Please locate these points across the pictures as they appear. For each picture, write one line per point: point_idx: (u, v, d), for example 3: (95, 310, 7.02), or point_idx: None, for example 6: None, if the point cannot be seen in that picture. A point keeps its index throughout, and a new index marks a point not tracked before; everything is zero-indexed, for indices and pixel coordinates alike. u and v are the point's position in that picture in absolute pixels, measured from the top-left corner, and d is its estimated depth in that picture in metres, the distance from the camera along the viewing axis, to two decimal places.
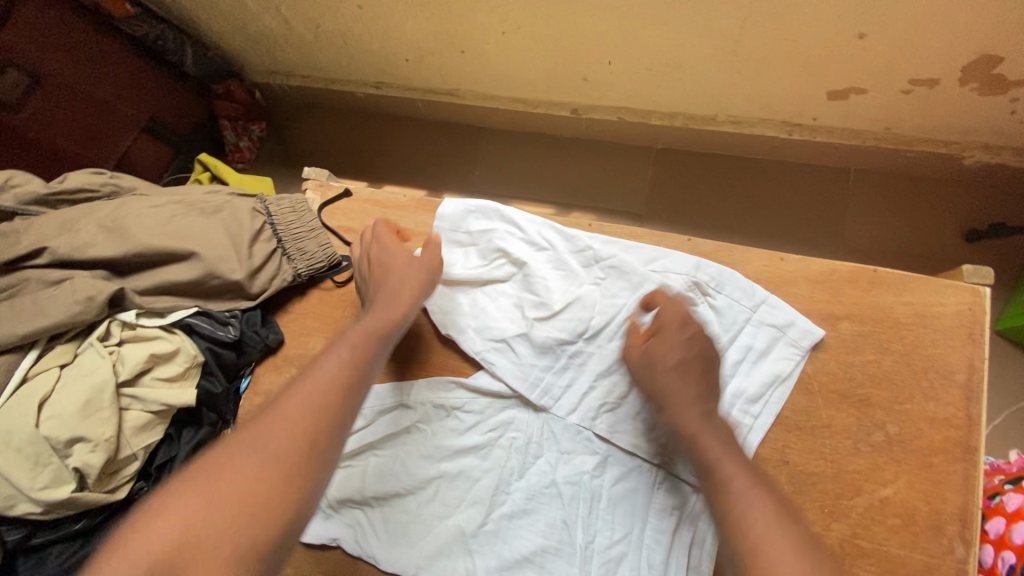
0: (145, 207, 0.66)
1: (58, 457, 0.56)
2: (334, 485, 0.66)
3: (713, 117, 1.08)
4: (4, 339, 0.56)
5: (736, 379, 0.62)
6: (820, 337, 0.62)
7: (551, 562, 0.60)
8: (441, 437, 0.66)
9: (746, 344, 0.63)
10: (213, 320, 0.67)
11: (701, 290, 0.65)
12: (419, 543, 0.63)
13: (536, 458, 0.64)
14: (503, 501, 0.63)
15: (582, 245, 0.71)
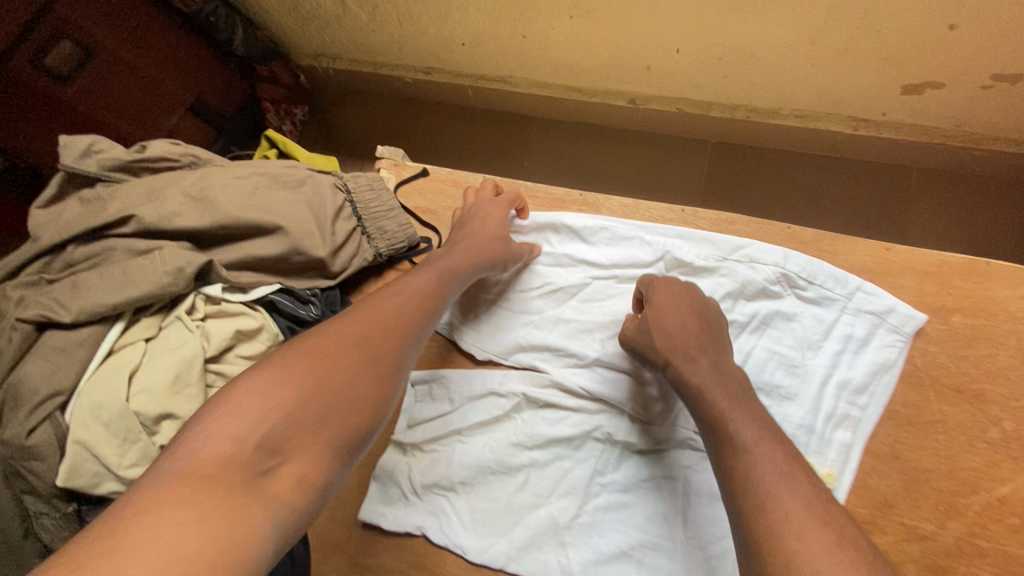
0: (228, 178, 0.64)
1: (147, 434, 0.53)
2: (419, 469, 0.64)
3: (777, 110, 1.06)
4: (93, 309, 0.53)
5: (841, 370, 0.60)
6: (923, 321, 0.60)
7: (650, 557, 0.57)
8: (533, 426, 0.64)
9: (846, 333, 0.61)
10: (294, 298, 0.65)
11: (790, 282, 0.64)
12: (508, 533, 0.60)
13: (631, 451, 0.62)
14: (597, 492, 0.61)
15: (650, 247, 0.68)
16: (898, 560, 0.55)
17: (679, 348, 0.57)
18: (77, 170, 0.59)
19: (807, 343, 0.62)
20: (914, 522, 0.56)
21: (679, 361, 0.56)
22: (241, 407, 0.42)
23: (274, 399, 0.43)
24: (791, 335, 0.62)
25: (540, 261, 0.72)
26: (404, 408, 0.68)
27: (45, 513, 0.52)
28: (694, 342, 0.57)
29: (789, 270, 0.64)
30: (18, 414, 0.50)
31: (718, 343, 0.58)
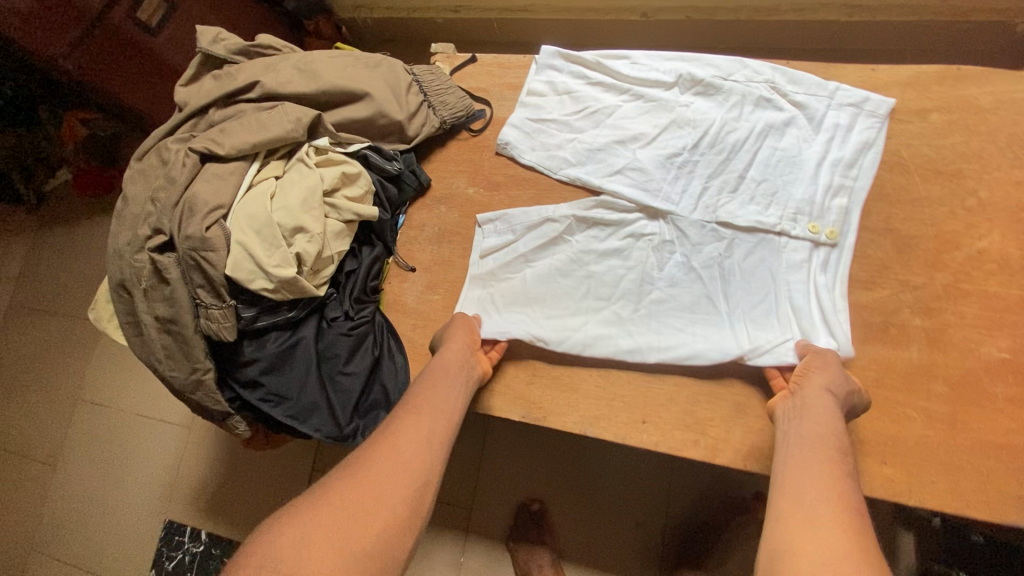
0: (324, 57, 0.78)
1: (285, 242, 0.68)
2: (499, 291, 0.78)
3: (777, 7, 1.17)
4: (240, 146, 0.68)
5: (830, 152, 0.72)
6: (893, 105, 0.72)
7: (703, 329, 0.71)
8: (586, 244, 0.77)
9: (834, 123, 0.73)
10: (382, 156, 0.80)
11: (780, 91, 0.76)
12: (583, 330, 0.73)
13: (672, 254, 0.75)
14: (650, 291, 0.74)
15: (677, 74, 0.80)
16: (895, 307, 0.68)
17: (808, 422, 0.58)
18: (210, 52, 0.74)
19: (804, 138, 0.73)
20: (907, 277, 0.68)
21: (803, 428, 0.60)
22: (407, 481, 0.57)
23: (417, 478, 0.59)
24: (793, 136, 0.74)
25: (586, 95, 0.83)
26: (476, 242, 0.82)
27: (213, 305, 0.68)
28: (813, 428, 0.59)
29: (773, 80, 0.76)
30: (195, 217, 0.65)
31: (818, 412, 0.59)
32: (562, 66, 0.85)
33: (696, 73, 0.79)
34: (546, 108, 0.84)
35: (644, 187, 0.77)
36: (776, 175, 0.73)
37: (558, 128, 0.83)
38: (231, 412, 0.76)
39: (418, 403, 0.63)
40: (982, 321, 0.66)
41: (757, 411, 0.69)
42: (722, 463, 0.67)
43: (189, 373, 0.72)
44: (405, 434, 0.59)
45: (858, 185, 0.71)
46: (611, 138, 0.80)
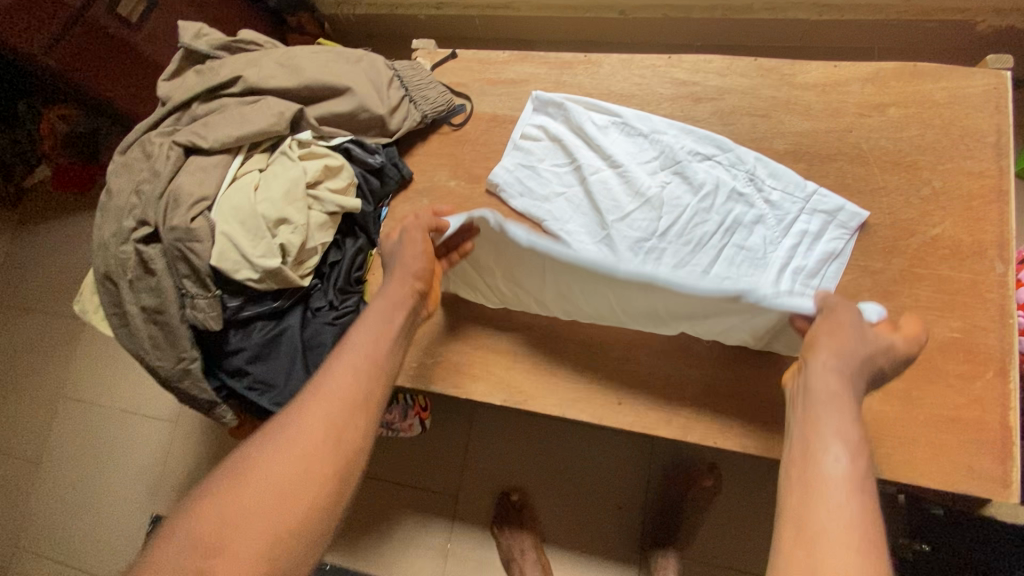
0: (305, 52, 0.80)
1: (270, 232, 0.70)
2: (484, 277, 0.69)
3: (749, 6, 1.21)
4: (225, 139, 0.70)
5: (794, 260, 0.72)
6: (866, 218, 0.72)
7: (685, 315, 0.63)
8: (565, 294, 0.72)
9: (803, 229, 0.73)
10: (364, 149, 0.82)
11: (757, 184, 0.76)
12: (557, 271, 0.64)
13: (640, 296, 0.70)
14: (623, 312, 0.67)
15: (659, 150, 0.79)
16: (855, 291, 0.71)
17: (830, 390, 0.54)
18: (192, 47, 0.75)
19: (771, 240, 0.74)
20: (866, 263, 0.72)
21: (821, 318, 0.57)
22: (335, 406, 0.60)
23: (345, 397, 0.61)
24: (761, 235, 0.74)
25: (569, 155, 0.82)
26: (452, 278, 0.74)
27: (199, 294, 0.69)
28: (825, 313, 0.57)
29: (754, 171, 0.76)
30: (181, 208, 0.66)
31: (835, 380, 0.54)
32: (557, 112, 0.84)
33: (677, 152, 0.78)
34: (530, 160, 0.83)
35: (610, 266, 0.77)
36: (740, 273, 0.73)
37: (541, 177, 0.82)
38: (217, 401, 0.77)
39: (353, 353, 0.64)
40: (935, 303, 0.69)
41: (728, 391, 0.73)
42: (694, 440, 0.72)
43: (175, 362, 0.73)
44: (337, 387, 0.61)
45: (814, 192, 0.74)
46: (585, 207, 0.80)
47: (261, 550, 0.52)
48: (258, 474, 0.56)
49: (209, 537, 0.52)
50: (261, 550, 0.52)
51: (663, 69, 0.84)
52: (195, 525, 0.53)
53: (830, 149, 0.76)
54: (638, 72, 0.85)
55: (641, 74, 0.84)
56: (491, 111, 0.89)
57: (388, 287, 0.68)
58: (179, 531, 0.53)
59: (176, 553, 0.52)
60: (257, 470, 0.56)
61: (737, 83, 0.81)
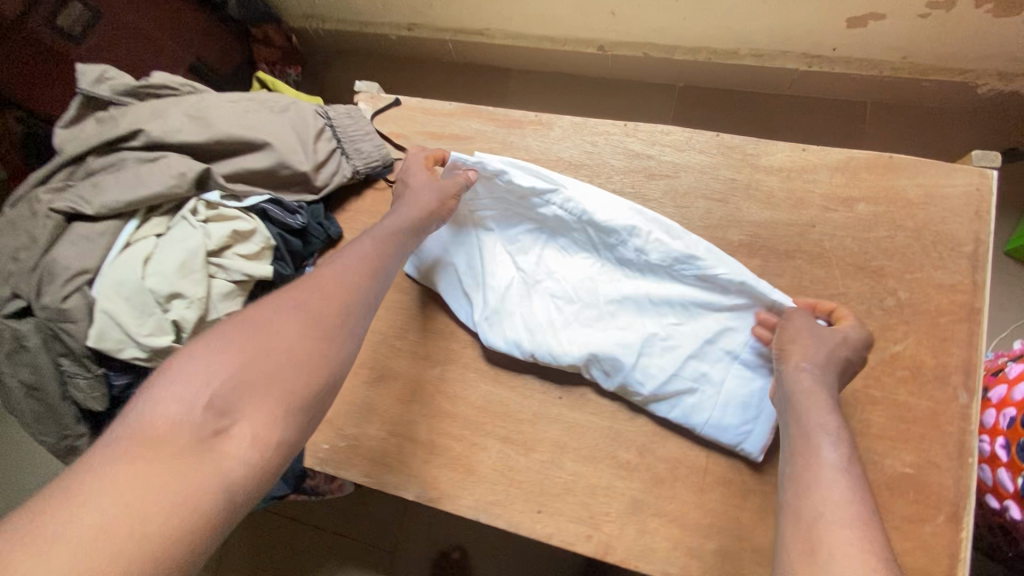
0: (222, 102, 0.73)
1: (160, 308, 0.63)
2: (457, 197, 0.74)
3: (735, 51, 1.13)
4: (113, 205, 0.63)
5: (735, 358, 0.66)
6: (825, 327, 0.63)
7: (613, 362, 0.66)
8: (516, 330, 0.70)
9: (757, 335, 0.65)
10: (284, 209, 0.75)
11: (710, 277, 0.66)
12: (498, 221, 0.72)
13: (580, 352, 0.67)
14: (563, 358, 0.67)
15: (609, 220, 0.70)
16: None
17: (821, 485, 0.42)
18: (92, 93, 0.69)
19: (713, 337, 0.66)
20: None
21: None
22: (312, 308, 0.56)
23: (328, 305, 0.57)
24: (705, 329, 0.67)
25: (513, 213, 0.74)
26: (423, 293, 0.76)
27: (78, 373, 0.62)
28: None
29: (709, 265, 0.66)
30: (56, 284, 0.60)
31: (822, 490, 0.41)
32: (495, 176, 0.72)
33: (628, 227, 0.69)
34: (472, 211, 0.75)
35: (554, 347, 0.68)
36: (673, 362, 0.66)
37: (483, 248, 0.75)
38: None
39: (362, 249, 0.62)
40: (889, 431, 0.63)
41: (655, 510, 0.64)
42: (613, 561, 0.64)
43: (61, 438, 0.67)
44: (344, 279, 0.59)
45: (775, 300, 0.64)
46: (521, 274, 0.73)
47: (242, 451, 0.48)
48: (260, 349, 0.52)
49: (214, 396, 0.48)
50: (266, 415, 0.50)
51: (617, 137, 0.76)
52: (184, 392, 0.48)
53: (791, 244, 0.68)
54: (590, 138, 0.77)
55: (593, 141, 0.77)
56: None
57: (398, 213, 0.67)
58: (172, 390, 0.48)
59: (179, 409, 0.47)
60: (257, 342, 0.52)
61: (696, 160, 0.73)
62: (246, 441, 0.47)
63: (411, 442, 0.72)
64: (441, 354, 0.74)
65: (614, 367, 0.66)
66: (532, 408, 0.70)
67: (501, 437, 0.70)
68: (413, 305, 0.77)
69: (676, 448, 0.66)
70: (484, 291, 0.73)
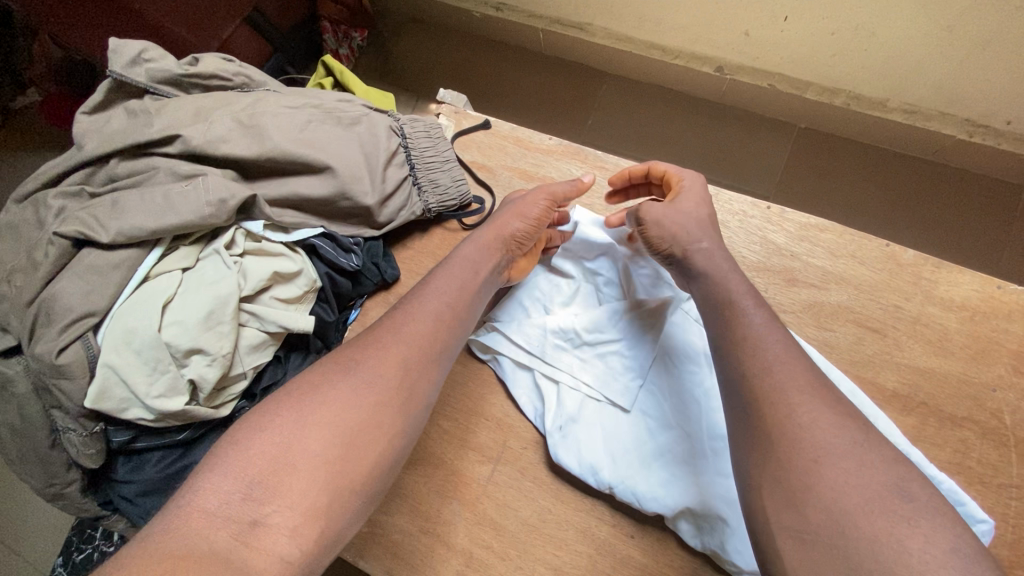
0: (281, 107, 0.59)
1: (176, 366, 0.52)
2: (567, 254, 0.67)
3: (884, 101, 0.94)
4: (132, 233, 0.51)
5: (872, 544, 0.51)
6: (992, 528, 0.48)
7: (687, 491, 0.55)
8: (583, 442, 0.58)
9: None
10: (337, 245, 0.62)
11: None
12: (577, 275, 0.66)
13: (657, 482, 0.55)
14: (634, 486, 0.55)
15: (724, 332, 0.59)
16: None
17: (816, 526, 0.37)
18: (124, 78, 0.56)
19: None
20: None
21: (714, 253, 0.52)
22: (388, 340, 0.49)
23: (410, 336, 0.49)
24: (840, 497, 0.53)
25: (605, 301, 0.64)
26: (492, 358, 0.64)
27: (71, 429, 0.53)
28: (744, 285, 0.49)
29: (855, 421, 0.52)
30: (51, 330, 0.49)
31: (860, 543, 0.35)
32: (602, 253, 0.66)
33: None
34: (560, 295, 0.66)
35: (641, 486, 0.55)
36: None
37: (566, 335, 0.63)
38: (104, 514, 0.63)
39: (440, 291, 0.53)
40: None
41: None
42: None
43: (46, 484, 0.57)
44: (415, 330, 0.50)
45: (947, 488, 0.49)
46: (600, 373, 0.61)
47: (316, 507, 0.40)
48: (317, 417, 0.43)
49: (260, 480, 0.40)
50: (313, 506, 0.40)
51: (755, 223, 0.61)
52: (226, 476, 0.40)
53: (959, 408, 0.54)
54: (719, 216, 0.62)
55: (724, 221, 0.62)
56: None
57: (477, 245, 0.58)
58: (215, 474, 0.40)
59: (221, 497, 0.39)
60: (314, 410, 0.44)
61: (852, 273, 0.58)
62: (299, 508, 0.40)
63: (442, 550, 0.58)
64: (495, 449, 0.62)
65: (712, 527, 0.53)
66: (593, 541, 0.57)
67: (552, 568, 0.57)
68: (469, 380, 0.65)
69: None
70: (560, 390, 0.62)
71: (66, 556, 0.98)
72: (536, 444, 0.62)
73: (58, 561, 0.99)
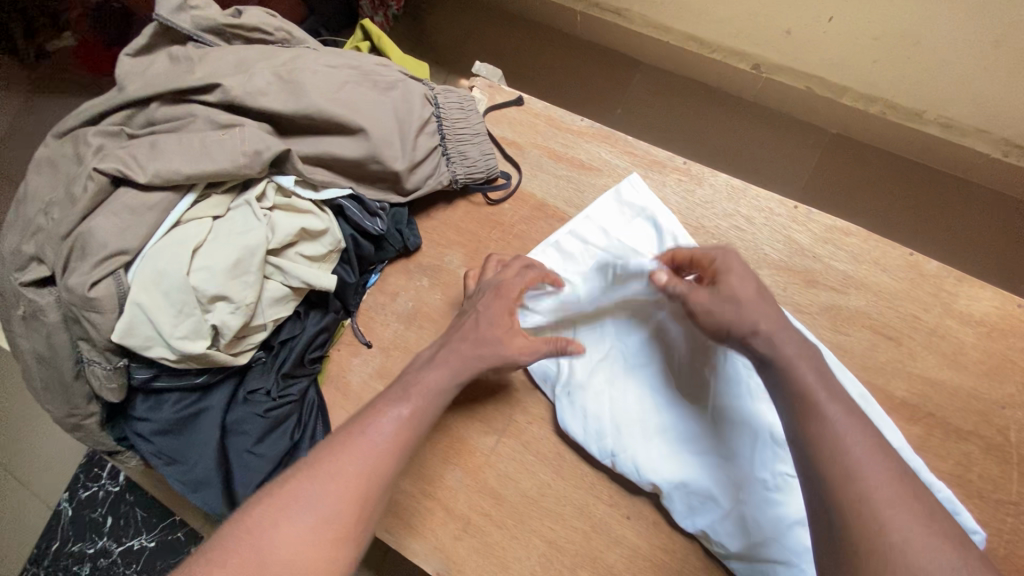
0: (320, 65, 0.59)
1: (201, 310, 0.53)
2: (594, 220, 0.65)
3: (921, 113, 0.92)
4: (168, 175, 0.52)
5: None
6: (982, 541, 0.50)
7: (683, 467, 0.56)
8: (588, 407, 0.60)
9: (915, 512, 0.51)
10: (363, 209, 0.63)
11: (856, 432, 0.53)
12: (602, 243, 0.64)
13: (653, 454, 0.57)
14: (631, 456, 0.57)
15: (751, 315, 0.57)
16: None
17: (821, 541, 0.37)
18: (170, 23, 0.56)
19: None
20: None
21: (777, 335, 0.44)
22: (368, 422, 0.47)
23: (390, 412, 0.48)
24: None
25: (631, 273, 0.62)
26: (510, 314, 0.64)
27: (97, 362, 0.55)
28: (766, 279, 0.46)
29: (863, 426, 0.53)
30: (85, 263, 0.51)
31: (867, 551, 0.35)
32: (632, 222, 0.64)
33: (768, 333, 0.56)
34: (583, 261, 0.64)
35: (641, 459, 0.56)
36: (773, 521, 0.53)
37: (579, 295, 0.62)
38: (119, 450, 0.66)
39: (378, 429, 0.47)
40: None
41: None
42: None
43: (66, 415, 0.60)
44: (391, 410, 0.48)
45: (943, 496, 0.51)
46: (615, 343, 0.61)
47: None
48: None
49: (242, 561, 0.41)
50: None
51: (780, 221, 0.61)
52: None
53: (966, 422, 0.54)
54: (744, 211, 0.62)
55: (749, 216, 0.62)
56: (540, 195, 0.68)
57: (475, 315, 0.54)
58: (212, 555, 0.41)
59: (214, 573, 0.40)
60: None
61: (873, 279, 0.58)
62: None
63: (442, 513, 0.60)
64: (500, 421, 0.63)
65: (702, 506, 0.54)
66: (590, 519, 0.59)
67: (548, 541, 0.58)
68: None
69: None
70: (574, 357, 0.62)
71: (72, 492, 1.02)
72: (542, 420, 0.63)
73: (63, 496, 1.03)
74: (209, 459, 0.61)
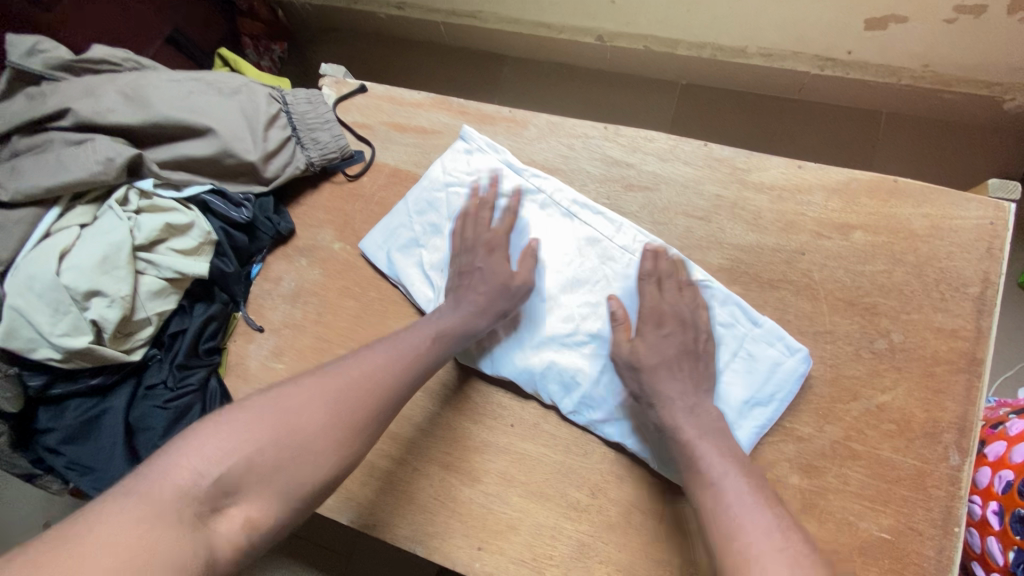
0: (165, 81, 0.67)
1: (77, 307, 0.58)
2: (441, 170, 0.72)
3: (744, 48, 1.04)
4: (29, 191, 0.59)
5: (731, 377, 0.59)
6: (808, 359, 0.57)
7: (556, 357, 0.64)
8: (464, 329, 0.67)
9: (746, 354, 0.59)
10: (227, 201, 0.69)
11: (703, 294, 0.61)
12: (451, 188, 0.71)
13: (530, 351, 0.64)
14: (510, 356, 0.64)
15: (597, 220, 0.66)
16: (775, 459, 0.58)
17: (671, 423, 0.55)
18: (21, 66, 0.64)
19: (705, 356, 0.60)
20: (795, 426, 0.58)
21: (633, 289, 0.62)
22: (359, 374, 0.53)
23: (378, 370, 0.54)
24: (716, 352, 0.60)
25: None
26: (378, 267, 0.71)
27: None
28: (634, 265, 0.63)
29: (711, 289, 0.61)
30: None
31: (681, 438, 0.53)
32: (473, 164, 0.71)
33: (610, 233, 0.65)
34: (436, 208, 0.71)
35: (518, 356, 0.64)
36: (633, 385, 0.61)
37: (435, 234, 0.71)
38: (37, 472, 0.69)
39: (336, 369, 0.53)
40: (867, 492, 0.56)
41: (603, 555, 0.58)
42: None
43: None
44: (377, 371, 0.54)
45: (769, 329, 0.59)
46: None
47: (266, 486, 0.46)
48: (172, 512, 0.41)
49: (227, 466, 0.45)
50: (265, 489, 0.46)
51: (595, 141, 0.70)
52: None
53: (777, 273, 0.62)
54: (566, 140, 0.71)
55: (571, 143, 0.70)
56: (393, 163, 0.75)
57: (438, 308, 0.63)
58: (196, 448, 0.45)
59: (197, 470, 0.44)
60: (154, 486, 0.42)
61: (681, 172, 0.66)
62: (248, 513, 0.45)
63: None
64: None
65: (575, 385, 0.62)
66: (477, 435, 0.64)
67: (443, 464, 0.63)
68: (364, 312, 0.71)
69: (631, 493, 0.60)
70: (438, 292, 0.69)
71: None
72: None
73: None
74: (118, 453, 0.64)
